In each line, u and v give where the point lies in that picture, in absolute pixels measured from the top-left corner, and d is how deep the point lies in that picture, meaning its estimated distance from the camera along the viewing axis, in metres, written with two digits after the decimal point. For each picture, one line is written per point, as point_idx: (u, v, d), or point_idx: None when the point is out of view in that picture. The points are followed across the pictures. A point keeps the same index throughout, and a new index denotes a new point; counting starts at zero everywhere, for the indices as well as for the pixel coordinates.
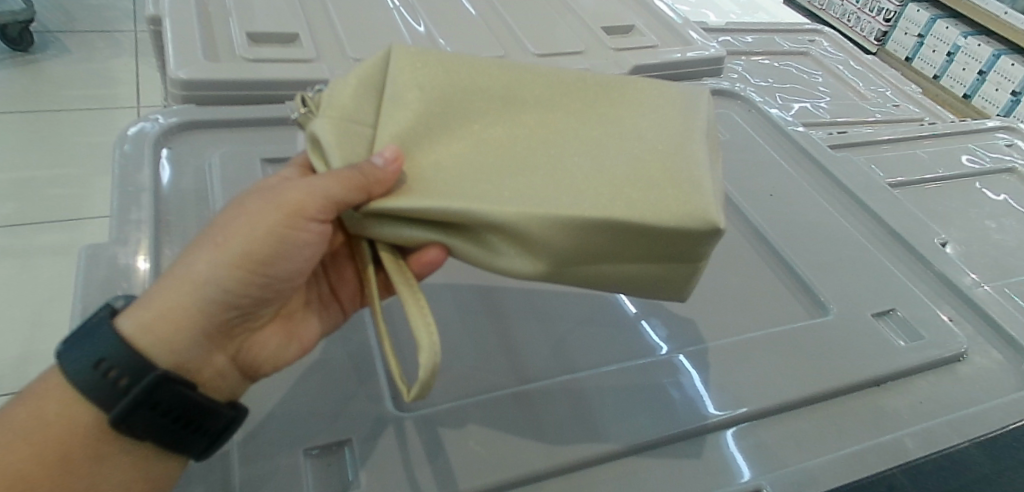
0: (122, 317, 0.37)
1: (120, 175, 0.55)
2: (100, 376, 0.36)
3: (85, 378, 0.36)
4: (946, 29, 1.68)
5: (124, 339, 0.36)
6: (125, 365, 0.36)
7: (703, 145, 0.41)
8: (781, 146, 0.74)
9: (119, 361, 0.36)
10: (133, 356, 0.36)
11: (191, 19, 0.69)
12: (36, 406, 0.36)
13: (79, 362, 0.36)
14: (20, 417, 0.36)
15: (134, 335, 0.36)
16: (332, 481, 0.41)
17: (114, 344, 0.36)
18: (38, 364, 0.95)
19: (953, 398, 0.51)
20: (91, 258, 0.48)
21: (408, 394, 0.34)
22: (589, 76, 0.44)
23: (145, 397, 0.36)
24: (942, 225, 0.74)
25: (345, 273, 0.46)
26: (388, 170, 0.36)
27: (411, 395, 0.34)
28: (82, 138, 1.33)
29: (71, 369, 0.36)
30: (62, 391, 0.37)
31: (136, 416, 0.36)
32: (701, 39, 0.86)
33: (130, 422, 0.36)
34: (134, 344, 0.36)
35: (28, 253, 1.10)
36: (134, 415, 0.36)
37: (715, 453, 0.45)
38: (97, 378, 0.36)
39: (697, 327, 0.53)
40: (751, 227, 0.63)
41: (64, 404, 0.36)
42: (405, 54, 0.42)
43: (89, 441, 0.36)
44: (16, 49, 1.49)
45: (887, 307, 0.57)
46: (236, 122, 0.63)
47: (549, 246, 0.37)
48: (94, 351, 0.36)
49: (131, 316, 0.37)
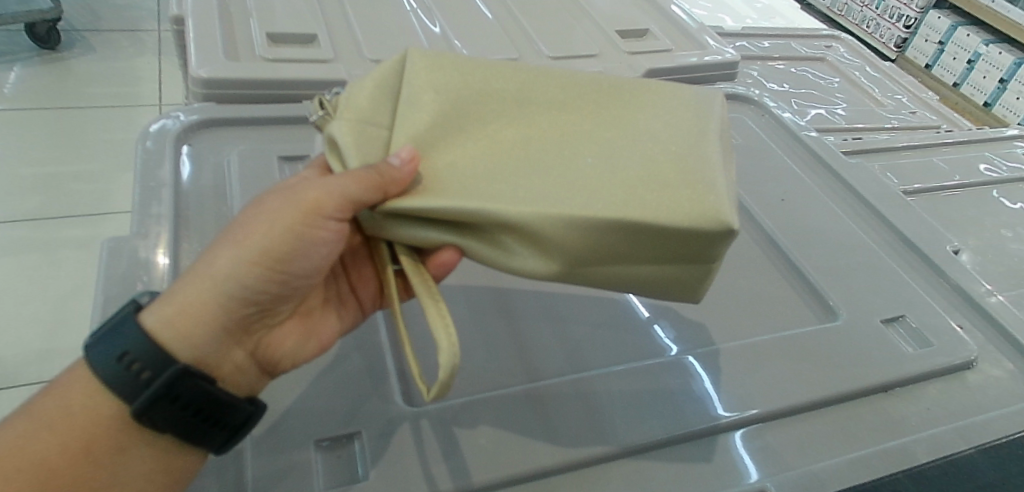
0: (146, 312, 0.38)
1: (142, 172, 0.56)
2: (123, 368, 0.37)
3: (109, 371, 0.37)
4: (968, 37, 1.66)
5: (146, 333, 0.37)
6: (148, 358, 0.37)
7: (717, 145, 0.42)
8: (794, 152, 0.74)
9: (141, 355, 0.37)
10: (156, 351, 0.37)
11: (213, 19, 0.70)
12: (64, 395, 0.38)
13: (103, 354, 0.37)
14: (49, 404, 0.37)
15: (157, 329, 0.37)
16: (342, 474, 0.42)
17: (138, 338, 0.37)
18: (62, 356, 0.97)
19: (962, 407, 0.51)
20: (113, 251, 0.50)
21: (427, 393, 0.35)
22: (601, 78, 0.44)
23: (166, 391, 0.37)
24: (957, 233, 0.74)
25: (364, 273, 0.47)
26: (403, 170, 0.37)
27: (431, 394, 0.35)
28: (105, 134, 1.35)
29: (96, 362, 0.37)
30: (89, 381, 0.38)
31: (157, 409, 0.37)
32: (716, 44, 0.86)
33: (151, 415, 0.37)
34: (157, 339, 0.37)
35: (52, 247, 1.12)
36: (155, 408, 0.37)
37: (721, 455, 0.46)
38: (121, 371, 0.37)
39: (706, 330, 0.53)
40: (763, 232, 0.63)
41: (89, 396, 0.37)
42: (420, 56, 0.42)
43: (112, 433, 0.37)
44: (42, 47, 1.52)
45: (897, 314, 0.57)
46: (254, 121, 0.64)
47: (563, 247, 0.38)
48: (119, 345, 0.37)
49: (154, 310, 0.38)
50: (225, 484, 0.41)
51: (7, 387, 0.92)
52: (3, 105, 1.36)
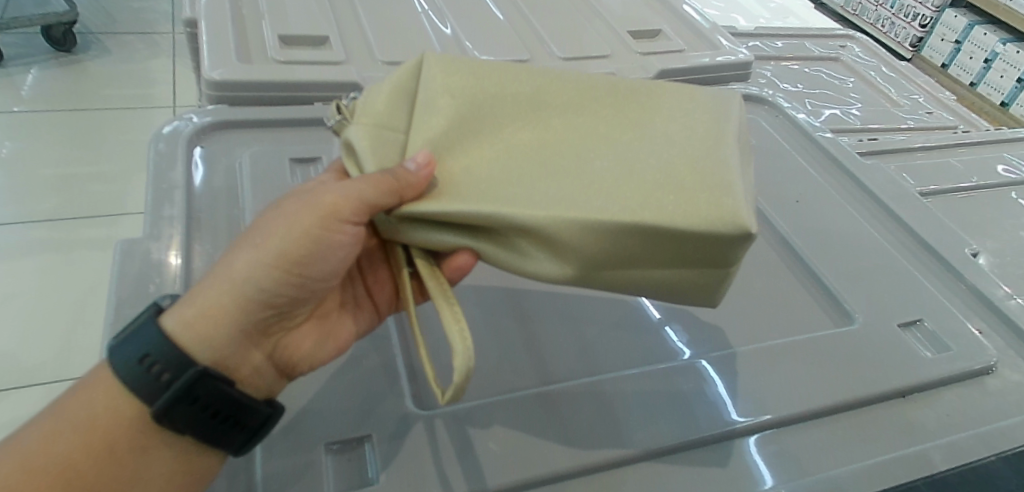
0: (165, 315, 0.38)
1: (155, 174, 0.56)
2: (143, 370, 0.37)
3: (129, 372, 0.37)
4: (984, 36, 1.64)
5: (166, 336, 0.37)
6: (168, 361, 0.37)
7: (735, 148, 0.41)
8: (809, 153, 0.73)
9: (161, 357, 0.37)
10: (176, 353, 0.37)
11: (226, 21, 0.70)
12: (86, 397, 0.38)
13: (124, 356, 0.37)
14: (72, 406, 0.38)
15: (176, 332, 0.38)
16: (355, 477, 0.41)
17: (157, 340, 0.37)
18: (76, 355, 0.98)
19: (981, 413, 0.50)
20: (126, 253, 0.50)
21: (442, 397, 0.35)
22: (618, 81, 0.44)
23: (185, 392, 0.37)
24: (976, 236, 0.73)
25: (380, 276, 0.47)
26: (420, 174, 0.37)
27: (446, 397, 0.35)
28: (119, 136, 1.36)
29: (117, 364, 0.37)
30: (109, 382, 0.38)
31: (176, 411, 0.37)
32: (730, 44, 0.85)
33: (171, 416, 0.37)
34: (176, 340, 0.37)
35: (69, 247, 1.13)
36: (175, 409, 0.37)
37: (738, 460, 0.45)
38: (141, 373, 0.37)
39: (721, 333, 0.53)
40: (778, 235, 0.62)
41: (111, 397, 0.38)
42: (437, 60, 0.42)
43: (132, 433, 0.38)
44: (59, 49, 1.54)
45: (915, 318, 0.56)
46: (265, 123, 0.64)
47: (580, 250, 0.38)
48: (139, 347, 0.37)
49: (174, 314, 0.38)
50: (238, 488, 0.40)
51: (23, 385, 0.93)
52: (21, 108, 1.37)
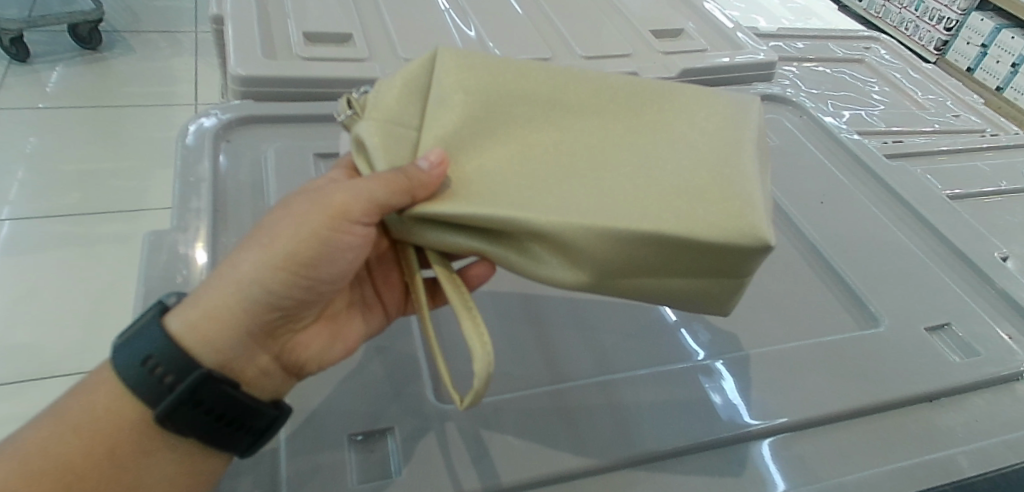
0: (170, 316, 0.39)
1: (182, 168, 0.57)
2: (147, 371, 0.37)
3: (133, 374, 0.38)
4: (1012, 40, 1.61)
5: (170, 338, 0.38)
6: (170, 363, 0.37)
7: (755, 157, 0.41)
8: (833, 154, 0.72)
9: (165, 360, 0.37)
10: (179, 355, 0.37)
11: (251, 18, 0.71)
12: (89, 399, 0.38)
13: (128, 357, 0.38)
14: (73, 410, 0.38)
15: (180, 333, 0.38)
16: (374, 471, 0.42)
17: (161, 342, 0.38)
18: (101, 347, 0.99)
19: (1012, 418, 0.50)
20: (153, 245, 0.50)
21: (462, 402, 0.35)
22: (636, 82, 0.44)
23: (188, 396, 0.37)
24: (1004, 240, 0.71)
25: (390, 277, 0.48)
26: (432, 173, 0.37)
27: (466, 402, 0.35)
28: (141, 132, 1.38)
29: (121, 366, 0.38)
30: (113, 385, 0.39)
31: (181, 413, 0.37)
32: (752, 43, 0.84)
33: (173, 419, 0.37)
34: (180, 342, 0.38)
35: (90, 243, 1.14)
36: (178, 412, 0.37)
37: (759, 463, 0.45)
38: (144, 374, 0.37)
39: (741, 335, 0.52)
40: (800, 238, 0.62)
41: (114, 399, 0.38)
42: (450, 56, 0.42)
43: (135, 436, 0.38)
44: (84, 47, 1.56)
45: (942, 322, 0.56)
46: (290, 120, 0.65)
47: (592, 257, 0.38)
48: (143, 348, 0.38)
49: (179, 315, 0.39)
50: (258, 483, 0.41)
51: (48, 377, 0.95)
52: (46, 104, 1.40)
